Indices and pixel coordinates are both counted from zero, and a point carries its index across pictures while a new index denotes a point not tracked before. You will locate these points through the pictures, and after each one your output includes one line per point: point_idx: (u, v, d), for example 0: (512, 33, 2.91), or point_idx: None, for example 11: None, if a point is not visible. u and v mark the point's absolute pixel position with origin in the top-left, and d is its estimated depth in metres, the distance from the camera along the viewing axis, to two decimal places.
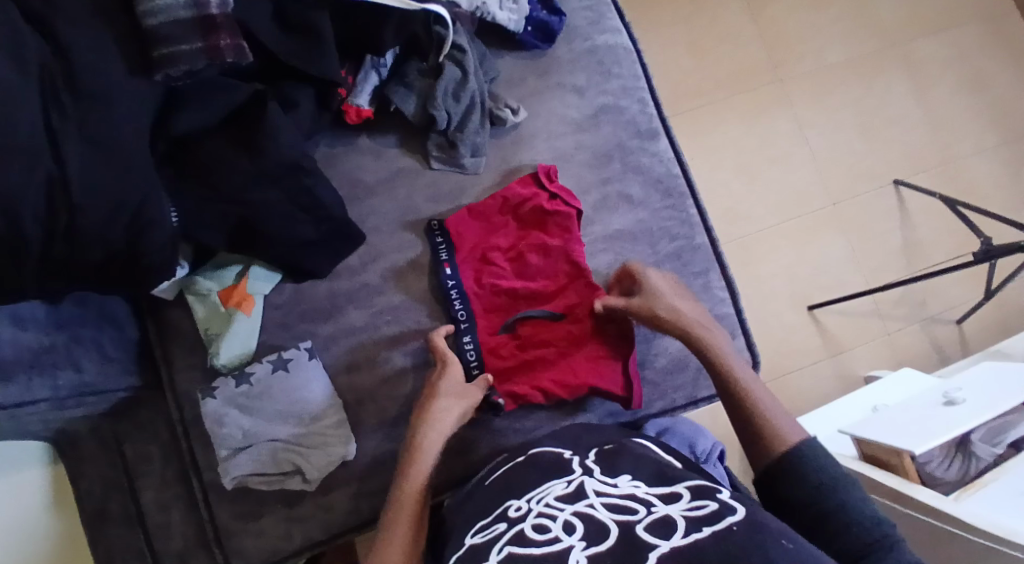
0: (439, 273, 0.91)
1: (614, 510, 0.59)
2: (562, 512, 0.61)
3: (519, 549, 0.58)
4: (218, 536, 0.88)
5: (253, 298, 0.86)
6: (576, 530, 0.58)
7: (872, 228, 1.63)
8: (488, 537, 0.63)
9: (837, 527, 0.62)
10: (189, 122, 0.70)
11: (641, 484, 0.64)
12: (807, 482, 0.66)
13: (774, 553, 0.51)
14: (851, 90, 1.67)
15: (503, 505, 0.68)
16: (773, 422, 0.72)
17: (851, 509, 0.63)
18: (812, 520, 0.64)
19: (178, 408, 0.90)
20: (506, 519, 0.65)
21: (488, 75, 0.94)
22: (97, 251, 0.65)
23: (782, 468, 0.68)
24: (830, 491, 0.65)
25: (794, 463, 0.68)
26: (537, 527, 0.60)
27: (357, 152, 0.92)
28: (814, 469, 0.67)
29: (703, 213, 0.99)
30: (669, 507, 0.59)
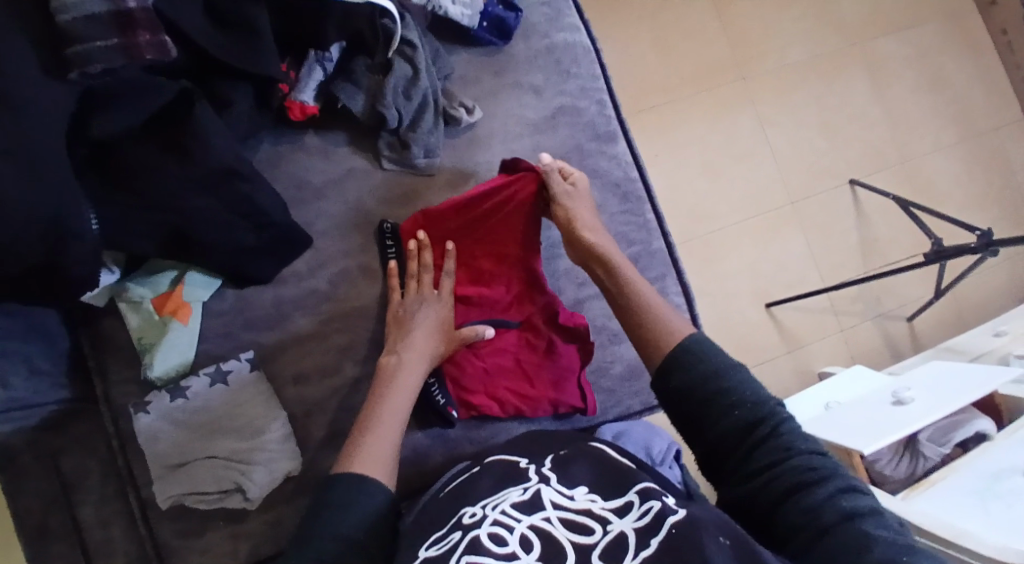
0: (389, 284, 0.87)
1: (570, 528, 0.59)
2: (519, 523, 0.59)
3: (475, 557, 0.55)
4: (160, 554, 0.85)
5: (190, 305, 0.82)
6: (533, 549, 0.57)
7: (830, 226, 1.65)
8: (442, 549, 0.59)
9: (722, 412, 0.61)
10: (111, 124, 0.65)
11: (597, 497, 0.62)
12: (692, 370, 0.64)
13: (710, 553, 0.53)
14: (812, 89, 1.67)
15: (457, 513, 0.65)
16: (661, 316, 0.70)
17: (738, 391, 0.62)
18: (698, 406, 0.62)
19: (112, 422, 0.85)
20: (460, 527, 0.61)
21: (442, 72, 0.91)
22: (13, 265, 0.61)
23: (668, 362, 0.65)
24: (714, 378, 0.63)
25: (681, 354, 0.65)
26: (493, 537, 0.58)
27: (303, 151, 0.88)
28: (700, 358, 0.64)
29: (661, 217, 0.97)
30: (623, 521, 0.58)
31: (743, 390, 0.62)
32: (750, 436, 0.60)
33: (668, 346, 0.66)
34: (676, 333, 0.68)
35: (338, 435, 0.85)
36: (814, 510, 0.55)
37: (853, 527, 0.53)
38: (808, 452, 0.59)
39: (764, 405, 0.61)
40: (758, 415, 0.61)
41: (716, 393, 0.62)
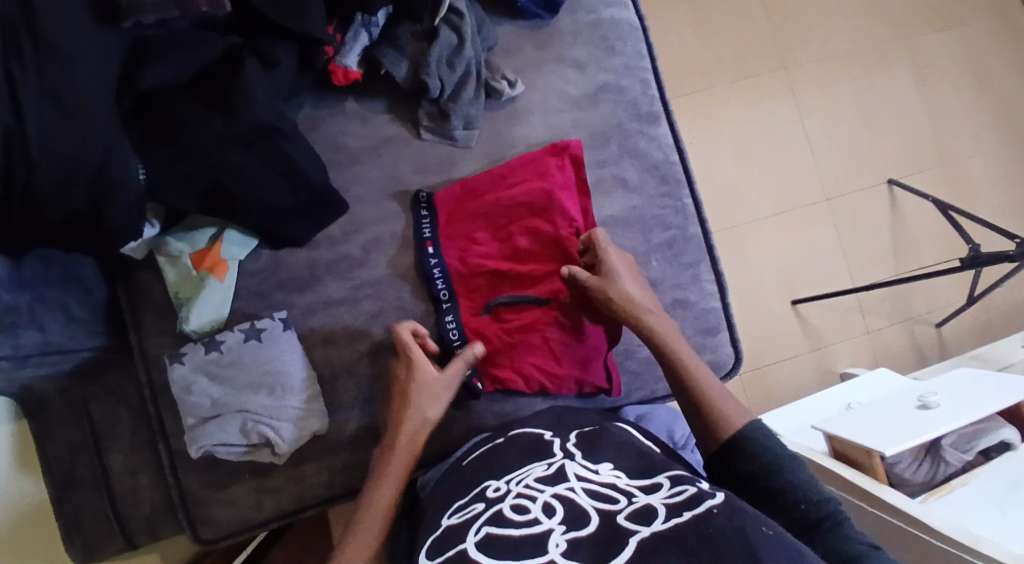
0: (424, 256, 0.88)
1: (594, 497, 0.59)
2: (541, 493, 0.60)
3: (496, 529, 0.57)
4: (185, 502, 0.87)
5: (226, 263, 0.82)
6: (554, 513, 0.57)
7: (864, 224, 1.62)
8: (465, 518, 0.62)
9: (784, 502, 0.65)
10: (157, 76, 0.65)
11: (622, 473, 0.63)
12: (753, 462, 0.68)
13: (753, 542, 0.51)
14: (855, 83, 1.64)
15: (481, 486, 0.67)
16: (719, 407, 0.74)
17: (799, 486, 0.66)
18: (761, 490, 0.67)
19: (145, 372, 0.86)
20: (484, 499, 0.64)
21: (485, 43, 0.90)
22: (56, 211, 0.62)
23: (726, 451, 0.70)
24: (776, 474, 0.67)
25: (742, 441, 0.70)
26: (515, 507, 0.59)
27: (343, 116, 0.88)
28: (762, 448, 0.69)
29: (698, 203, 0.96)
30: (650, 496, 0.58)
31: (805, 487, 0.66)
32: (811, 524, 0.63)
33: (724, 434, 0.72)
34: (734, 417, 0.73)
35: (366, 398, 0.87)
36: None
37: None
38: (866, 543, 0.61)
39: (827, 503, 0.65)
40: (819, 510, 0.64)
41: (779, 487, 0.66)
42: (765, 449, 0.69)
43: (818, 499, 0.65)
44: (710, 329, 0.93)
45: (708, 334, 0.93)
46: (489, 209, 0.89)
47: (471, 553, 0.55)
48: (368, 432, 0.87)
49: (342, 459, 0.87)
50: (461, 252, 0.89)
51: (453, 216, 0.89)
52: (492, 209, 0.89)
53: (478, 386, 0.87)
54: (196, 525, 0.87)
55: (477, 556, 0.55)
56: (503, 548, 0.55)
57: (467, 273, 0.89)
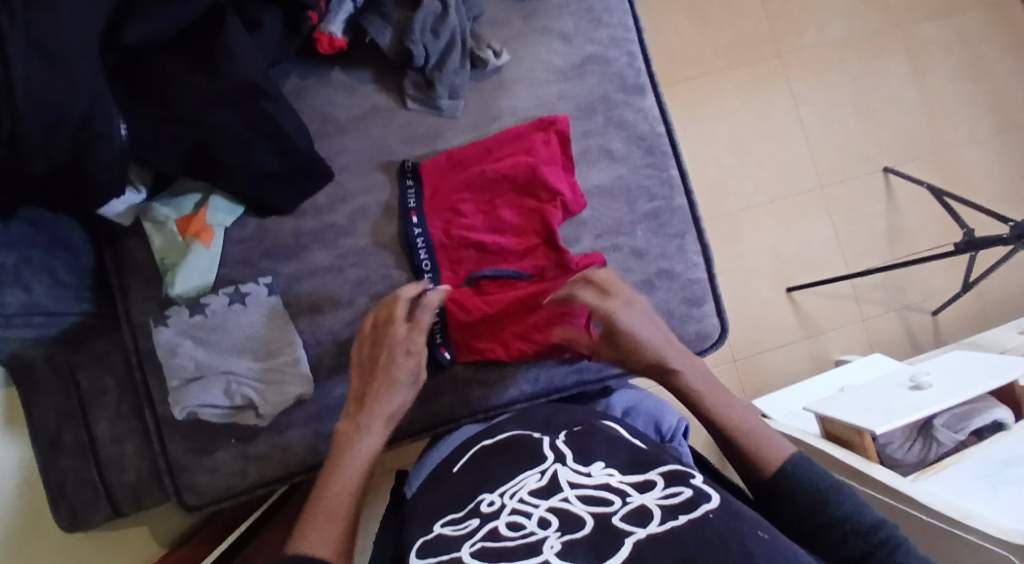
0: (410, 224, 0.88)
1: (589, 502, 0.57)
2: (537, 508, 0.58)
3: (491, 544, 0.55)
4: (171, 469, 0.87)
5: (212, 229, 0.83)
6: (550, 524, 0.56)
7: (859, 212, 1.62)
8: (458, 531, 0.59)
9: (837, 540, 0.59)
10: (143, 33, 0.66)
11: (616, 472, 0.61)
12: (799, 494, 0.62)
13: (751, 548, 0.50)
14: (851, 71, 1.64)
15: (475, 500, 0.64)
16: (757, 441, 0.66)
17: (851, 516, 0.60)
18: (811, 526, 0.61)
19: (132, 339, 0.87)
20: (479, 513, 0.61)
21: (471, 12, 0.90)
22: (39, 163, 0.63)
23: (771, 488, 0.63)
24: (822, 509, 0.60)
25: (788, 474, 0.63)
26: (510, 525, 0.57)
27: (330, 86, 0.89)
28: (812, 476, 0.63)
29: (684, 175, 0.96)
30: (644, 495, 0.57)
31: (852, 512, 0.60)
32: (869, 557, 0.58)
33: (769, 469, 0.64)
34: (775, 452, 0.65)
35: None
36: None
37: None
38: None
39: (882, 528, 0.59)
40: (875, 542, 0.58)
41: (833, 522, 0.60)
42: (808, 479, 0.62)
43: (869, 527, 0.59)
44: (696, 299, 0.93)
45: (693, 304, 0.93)
46: (479, 179, 0.89)
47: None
48: None
49: (326, 428, 0.87)
50: (447, 220, 0.89)
51: (441, 184, 0.89)
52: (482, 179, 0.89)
53: (444, 356, 0.88)
54: (181, 493, 0.87)
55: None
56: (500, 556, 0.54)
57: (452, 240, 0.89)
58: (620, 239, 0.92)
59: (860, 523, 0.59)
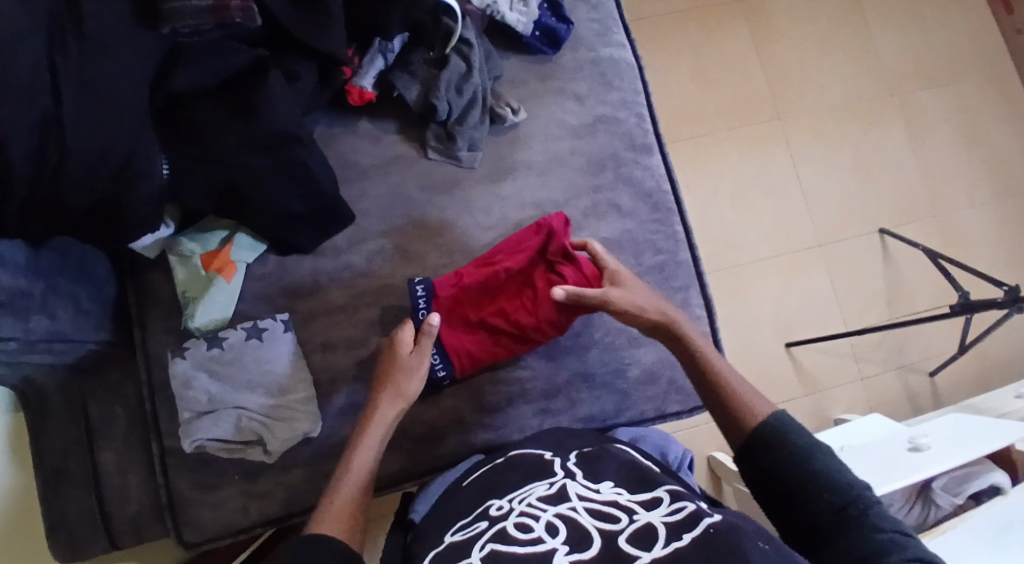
0: (412, 292, 0.88)
1: (596, 517, 0.61)
2: (545, 512, 0.62)
3: (501, 547, 0.59)
4: (172, 503, 0.88)
5: (235, 265, 0.86)
6: (558, 533, 0.59)
7: (858, 272, 1.65)
8: (468, 535, 0.63)
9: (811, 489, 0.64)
10: (188, 80, 0.71)
11: (623, 490, 0.65)
12: (784, 448, 0.67)
13: (751, 555, 0.53)
14: (849, 136, 1.70)
15: (484, 505, 0.69)
16: (745, 401, 0.73)
17: (829, 472, 0.65)
18: (787, 483, 0.66)
19: (146, 369, 0.89)
20: (487, 517, 0.65)
21: (492, 72, 0.96)
22: (82, 195, 0.67)
23: (756, 438, 0.69)
24: (803, 460, 0.66)
25: (770, 430, 0.69)
26: (519, 526, 0.61)
27: (355, 134, 0.93)
28: (791, 435, 0.68)
29: (688, 231, 1.00)
30: (650, 513, 0.61)
31: (831, 471, 0.65)
32: (838, 512, 0.62)
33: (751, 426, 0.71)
34: (758, 412, 0.72)
35: (360, 405, 0.89)
36: None
37: None
38: (895, 536, 0.59)
39: (856, 492, 0.63)
40: (847, 497, 0.62)
41: (808, 473, 0.65)
42: (793, 434, 0.68)
43: (844, 484, 0.64)
44: None
45: None
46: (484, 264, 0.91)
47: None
48: None
49: (333, 465, 0.88)
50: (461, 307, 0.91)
51: (454, 277, 0.90)
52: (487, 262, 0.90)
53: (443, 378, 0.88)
54: (182, 527, 0.88)
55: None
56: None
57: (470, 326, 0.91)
58: None
59: (834, 484, 0.64)
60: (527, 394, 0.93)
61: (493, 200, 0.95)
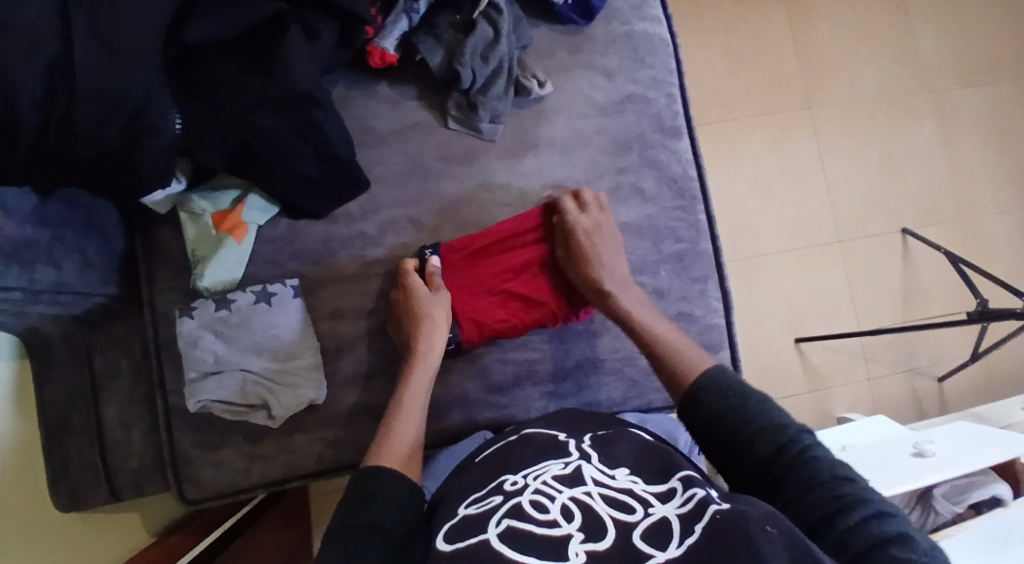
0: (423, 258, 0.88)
1: (611, 505, 0.60)
2: (561, 493, 0.61)
3: (517, 522, 0.58)
4: (174, 461, 0.88)
5: (246, 226, 0.84)
6: (574, 518, 0.59)
7: (876, 271, 1.62)
8: (483, 509, 0.62)
9: (746, 440, 0.62)
10: (206, 31, 0.68)
11: (639, 480, 0.64)
12: (717, 401, 0.65)
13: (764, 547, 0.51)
14: (878, 131, 1.65)
15: (498, 479, 0.67)
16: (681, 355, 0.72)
17: (765, 419, 0.63)
18: (726, 438, 0.63)
19: (152, 325, 0.88)
20: (501, 492, 0.64)
21: (520, 42, 0.92)
22: (87, 150, 0.64)
23: (691, 394, 0.67)
24: (737, 409, 0.64)
25: (702, 383, 0.67)
26: (534, 504, 0.60)
27: (374, 98, 0.90)
28: (726, 387, 0.66)
29: (711, 220, 0.97)
30: (666, 506, 0.59)
31: (766, 419, 0.63)
32: (777, 460, 0.60)
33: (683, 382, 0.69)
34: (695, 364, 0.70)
35: (365, 376, 0.88)
36: (847, 537, 0.53)
37: (882, 553, 0.51)
38: (838, 479, 0.57)
39: (792, 434, 0.61)
40: (782, 439, 0.61)
41: (744, 422, 0.63)
42: (724, 389, 0.66)
43: (781, 428, 0.62)
44: (713, 345, 0.94)
45: (709, 350, 0.94)
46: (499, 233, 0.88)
47: (493, 543, 0.56)
48: (362, 409, 0.88)
49: (334, 434, 0.88)
50: (472, 272, 0.88)
51: (469, 240, 0.88)
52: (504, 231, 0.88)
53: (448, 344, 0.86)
54: (181, 484, 0.88)
55: (501, 548, 0.56)
56: (527, 544, 0.56)
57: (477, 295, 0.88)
58: (643, 277, 0.92)
59: (770, 427, 0.62)
60: (534, 375, 0.92)
61: (513, 175, 0.92)
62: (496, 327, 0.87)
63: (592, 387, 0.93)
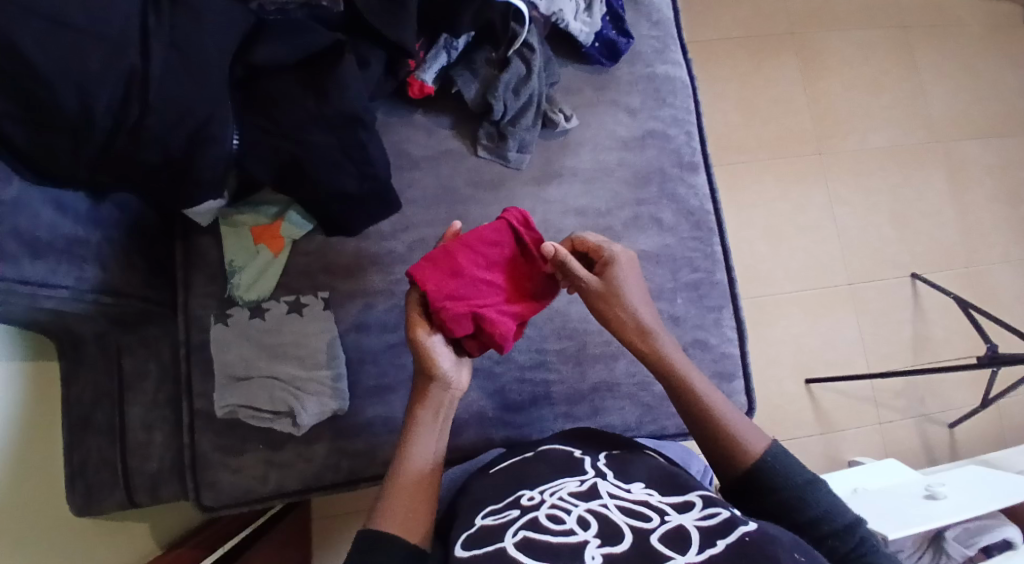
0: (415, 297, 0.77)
1: (628, 515, 0.61)
2: (576, 507, 0.62)
3: (534, 534, 0.60)
4: (195, 464, 0.90)
5: (283, 239, 0.89)
6: (590, 526, 0.60)
7: (885, 314, 1.64)
8: (500, 521, 0.64)
9: (809, 523, 0.68)
10: (269, 54, 0.74)
11: (654, 492, 0.66)
12: (779, 481, 0.70)
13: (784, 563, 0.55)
14: (888, 178, 1.70)
15: (513, 494, 0.69)
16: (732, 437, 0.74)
17: (824, 504, 0.69)
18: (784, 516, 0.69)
19: (184, 330, 0.91)
20: (518, 505, 0.66)
21: (550, 78, 0.97)
22: (154, 153, 0.68)
23: (754, 474, 0.71)
24: (801, 492, 0.69)
25: (766, 466, 0.71)
26: (551, 517, 0.61)
27: (410, 125, 0.95)
28: (790, 471, 0.71)
29: (727, 253, 1.01)
30: (683, 516, 0.61)
31: (831, 506, 0.69)
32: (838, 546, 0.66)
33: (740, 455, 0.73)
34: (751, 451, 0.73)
35: (387, 389, 0.91)
36: None
37: None
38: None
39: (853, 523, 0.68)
40: (847, 527, 0.67)
41: (808, 507, 0.68)
42: (789, 470, 0.71)
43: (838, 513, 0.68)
44: (727, 374, 0.97)
45: (723, 378, 0.97)
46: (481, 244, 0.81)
47: (512, 552, 0.58)
48: (383, 421, 0.91)
49: (354, 444, 0.90)
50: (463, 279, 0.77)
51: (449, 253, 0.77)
52: (487, 237, 0.80)
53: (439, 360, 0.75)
54: (200, 488, 0.90)
55: (518, 556, 0.58)
56: (545, 551, 0.58)
57: (466, 283, 0.76)
58: (660, 304, 0.96)
59: (830, 512, 0.68)
60: (551, 396, 0.95)
61: (537, 202, 0.97)
62: (492, 318, 0.76)
63: (616, 407, 0.96)
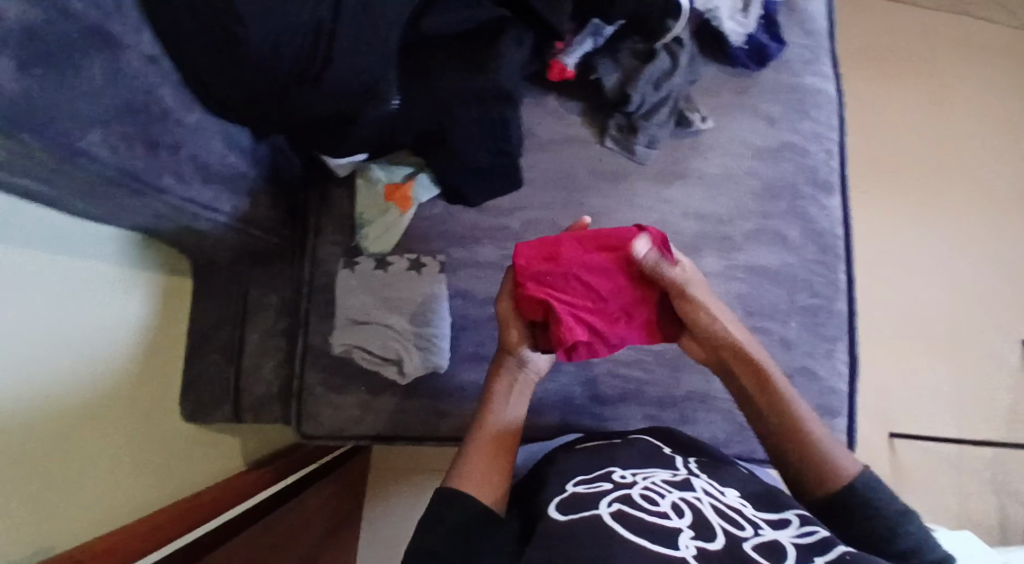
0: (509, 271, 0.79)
1: (722, 516, 0.62)
2: (671, 493, 0.64)
3: (628, 508, 0.61)
4: (302, 394, 0.95)
5: (411, 201, 0.93)
6: (685, 515, 0.61)
7: (991, 374, 1.52)
8: (592, 491, 0.65)
9: (898, 553, 0.67)
10: (435, 26, 0.77)
11: (747, 503, 0.66)
12: (867, 506, 0.69)
13: None
14: (1012, 231, 1.59)
15: (605, 470, 0.71)
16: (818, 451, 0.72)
17: (915, 537, 0.68)
18: (871, 542, 0.68)
19: (309, 271, 0.97)
20: (611, 481, 0.67)
21: (691, 77, 0.96)
22: (326, 102, 0.72)
23: (842, 497, 0.70)
24: (892, 520, 0.68)
25: (856, 488, 0.70)
26: (645, 497, 0.63)
27: (543, 108, 0.97)
28: (881, 499, 0.70)
29: (850, 281, 0.99)
30: (777, 531, 0.61)
31: (921, 539, 0.67)
32: None
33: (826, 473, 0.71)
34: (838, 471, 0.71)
35: (484, 359, 0.94)
36: None
37: None
38: None
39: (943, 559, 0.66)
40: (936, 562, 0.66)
41: (897, 536, 0.67)
42: (881, 497, 0.70)
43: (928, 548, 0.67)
44: (831, 411, 0.94)
45: (826, 414, 0.94)
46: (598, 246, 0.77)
47: (607, 519, 0.59)
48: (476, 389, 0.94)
49: (444, 405, 0.94)
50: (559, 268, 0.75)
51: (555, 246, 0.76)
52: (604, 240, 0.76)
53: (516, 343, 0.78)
54: (302, 418, 0.95)
55: (616, 524, 0.58)
56: (640, 525, 0.59)
57: (557, 272, 0.74)
58: (771, 324, 0.94)
59: (919, 545, 0.67)
60: (641, 395, 0.95)
61: (658, 200, 0.96)
62: (565, 318, 0.72)
63: (707, 419, 0.95)
